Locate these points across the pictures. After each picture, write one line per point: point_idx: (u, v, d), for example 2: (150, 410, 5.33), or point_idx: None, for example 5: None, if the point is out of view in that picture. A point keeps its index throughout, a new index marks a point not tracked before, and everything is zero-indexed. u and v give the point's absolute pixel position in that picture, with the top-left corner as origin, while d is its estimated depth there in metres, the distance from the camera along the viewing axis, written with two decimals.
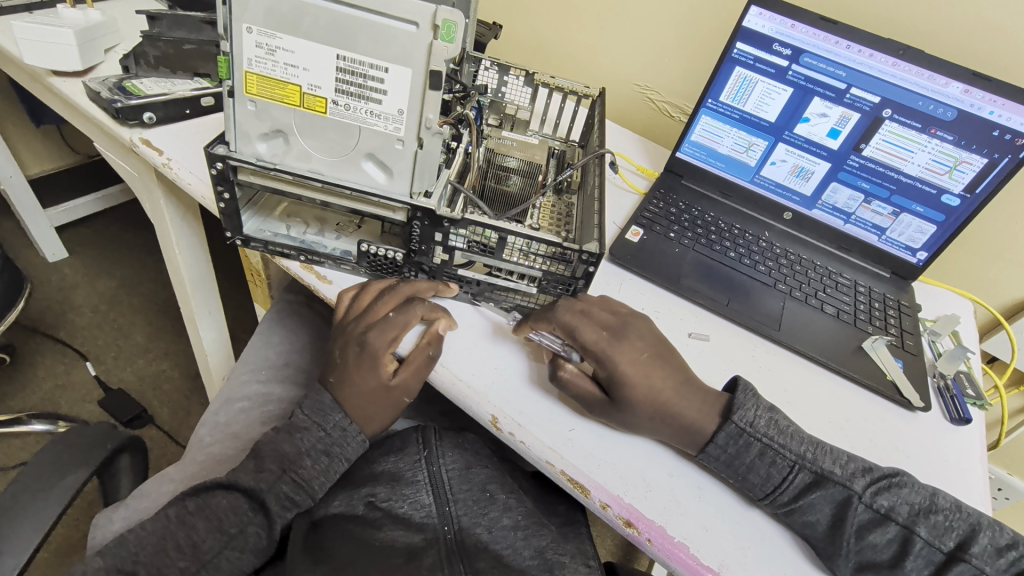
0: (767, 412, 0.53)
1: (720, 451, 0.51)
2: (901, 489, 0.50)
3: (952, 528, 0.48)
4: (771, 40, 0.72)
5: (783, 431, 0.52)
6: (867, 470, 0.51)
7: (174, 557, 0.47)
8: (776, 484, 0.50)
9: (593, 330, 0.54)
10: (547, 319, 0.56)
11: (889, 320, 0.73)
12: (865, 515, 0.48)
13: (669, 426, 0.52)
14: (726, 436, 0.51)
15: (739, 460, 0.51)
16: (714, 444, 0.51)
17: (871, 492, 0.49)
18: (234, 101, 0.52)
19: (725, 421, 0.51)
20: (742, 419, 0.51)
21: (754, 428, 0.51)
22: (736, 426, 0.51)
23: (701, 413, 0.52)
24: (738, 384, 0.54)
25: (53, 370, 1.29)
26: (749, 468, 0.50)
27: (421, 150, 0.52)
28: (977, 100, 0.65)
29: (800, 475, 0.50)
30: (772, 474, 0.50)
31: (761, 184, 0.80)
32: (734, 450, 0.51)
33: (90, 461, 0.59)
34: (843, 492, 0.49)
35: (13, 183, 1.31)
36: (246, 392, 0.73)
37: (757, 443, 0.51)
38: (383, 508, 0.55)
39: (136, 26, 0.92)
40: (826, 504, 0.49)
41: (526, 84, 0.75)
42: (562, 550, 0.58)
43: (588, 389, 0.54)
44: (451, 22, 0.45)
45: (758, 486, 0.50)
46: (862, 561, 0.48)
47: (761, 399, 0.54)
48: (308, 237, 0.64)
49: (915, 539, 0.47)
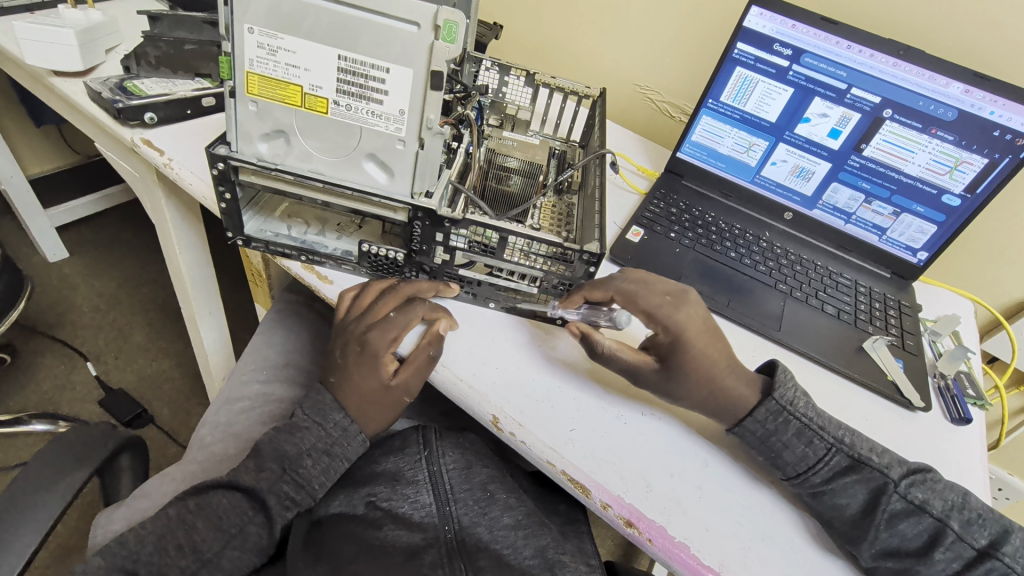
0: (806, 397, 0.53)
1: (757, 426, 0.51)
2: (936, 484, 0.50)
3: (984, 526, 0.48)
4: (772, 40, 0.72)
5: (822, 415, 0.52)
6: (903, 462, 0.51)
7: (174, 557, 0.47)
8: (811, 464, 0.50)
9: (644, 307, 0.54)
10: (604, 287, 0.55)
11: (889, 320, 0.73)
12: (899, 504, 0.48)
13: (704, 405, 0.53)
14: (766, 411, 0.51)
15: (775, 437, 0.51)
16: (753, 418, 0.51)
17: (908, 482, 0.49)
18: (236, 101, 0.52)
19: (766, 398, 0.52)
20: (783, 397, 0.52)
21: (794, 407, 0.52)
22: (777, 403, 0.51)
23: (746, 388, 0.52)
24: (777, 367, 0.54)
25: (53, 370, 1.29)
26: (785, 446, 0.51)
27: (422, 150, 0.52)
28: (978, 100, 0.65)
29: (836, 458, 0.50)
30: (808, 453, 0.50)
31: (762, 184, 0.80)
32: (773, 426, 0.51)
33: (91, 461, 0.59)
34: (880, 479, 0.49)
35: (14, 183, 1.30)
36: (246, 392, 0.73)
37: (797, 421, 0.51)
38: (383, 508, 0.55)
39: (137, 26, 0.92)
40: (861, 488, 0.49)
41: (527, 84, 0.75)
42: (563, 548, 0.58)
43: (633, 359, 0.54)
44: (452, 22, 0.46)
45: (791, 465, 0.51)
46: (888, 547, 0.48)
47: (800, 384, 0.54)
48: (309, 237, 0.64)
49: (948, 532, 0.47)
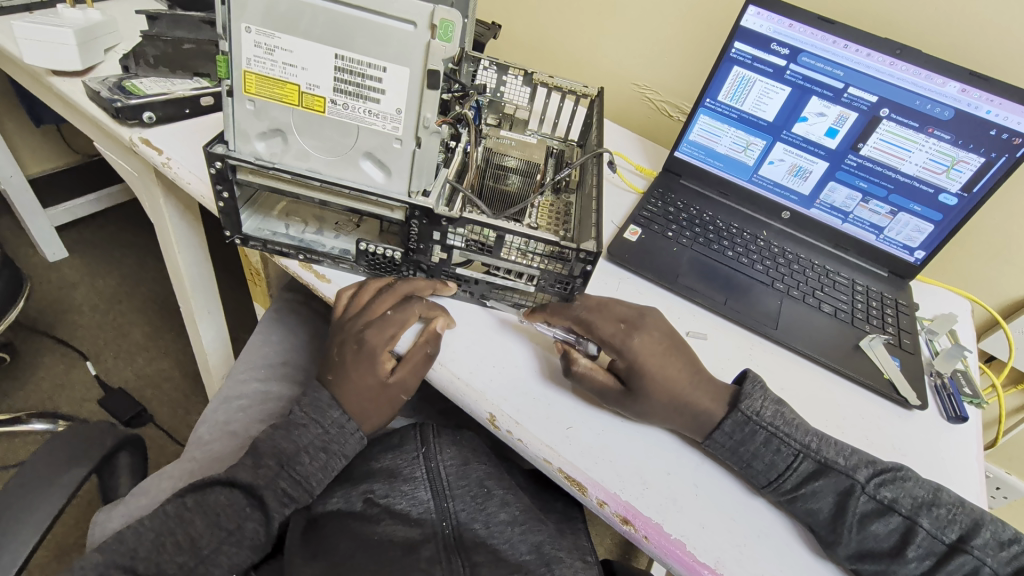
0: (775, 404, 0.54)
1: (726, 438, 0.52)
2: (905, 482, 0.50)
3: (955, 522, 0.48)
4: (770, 39, 0.72)
5: (789, 423, 0.52)
6: (871, 463, 0.51)
7: (172, 553, 0.47)
8: (781, 471, 0.51)
9: (611, 323, 0.55)
10: (564, 315, 0.57)
11: (886, 319, 0.73)
12: (867, 505, 0.49)
13: (684, 416, 0.53)
14: (732, 423, 0.52)
15: (744, 447, 0.51)
16: (721, 430, 0.52)
17: (875, 483, 0.49)
18: (234, 101, 0.52)
19: (732, 410, 0.52)
20: (749, 408, 0.52)
21: (761, 417, 0.52)
22: (743, 414, 0.52)
23: (711, 401, 0.53)
24: (747, 376, 0.55)
25: (53, 369, 1.29)
26: (754, 455, 0.51)
27: (419, 149, 0.52)
28: (975, 100, 0.65)
29: (804, 464, 0.51)
30: (776, 461, 0.51)
31: (760, 183, 0.80)
32: (740, 437, 0.52)
33: (89, 459, 0.59)
34: (847, 482, 0.50)
35: (13, 183, 1.30)
36: (245, 390, 0.73)
37: (764, 431, 0.51)
38: (382, 504, 0.56)
39: (136, 26, 0.92)
40: (830, 493, 0.50)
41: (525, 83, 0.75)
42: (560, 544, 0.58)
43: (601, 380, 0.54)
44: (448, 22, 0.46)
45: (762, 474, 0.51)
46: (864, 550, 0.48)
47: (770, 391, 0.55)
48: (307, 237, 0.64)
49: (918, 530, 0.48)
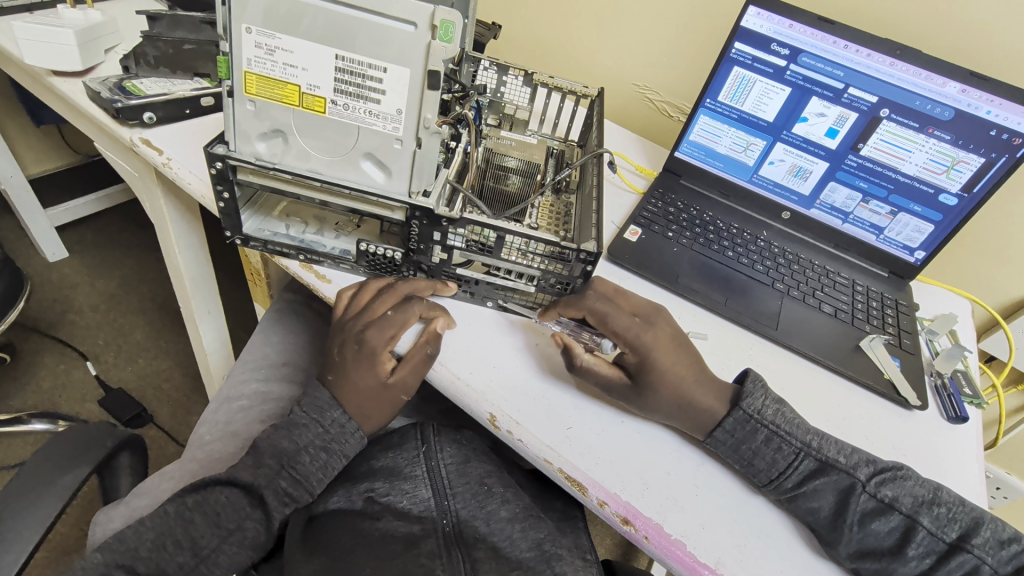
0: (776, 403, 0.54)
1: (727, 436, 0.52)
2: (905, 481, 0.50)
3: (955, 521, 0.49)
4: (770, 40, 0.72)
5: (790, 421, 0.52)
6: (872, 461, 0.51)
7: (173, 553, 0.47)
8: (781, 470, 0.51)
9: (626, 316, 0.54)
10: (577, 306, 0.56)
11: (886, 319, 0.73)
12: (868, 503, 0.49)
13: (684, 416, 0.53)
14: (733, 421, 0.52)
15: (745, 445, 0.52)
16: (722, 429, 0.52)
17: (876, 482, 0.50)
18: (234, 101, 0.52)
19: (734, 408, 0.52)
20: (750, 406, 0.52)
21: (762, 415, 0.52)
22: (744, 412, 0.52)
23: (714, 400, 0.53)
24: (748, 375, 0.55)
25: (53, 369, 1.29)
26: (755, 454, 0.51)
27: (420, 149, 0.52)
28: (975, 100, 0.65)
29: (805, 462, 0.51)
30: (777, 459, 0.51)
31: (760, 183, 0.80)
32: (741, 435, 0.52)
33: (90, 459, 0.59)
34: (848, 480, 0.50)
35: (13, 183, 1.30)
36: (246, 390, 0.73)
37: (765, 429, 0.52)
38: (382, 502, 0.56)
39: (137, 26, 0.92)
40: (830, 491, 0.50)
41: (525, 83, 0.75)
42: (560, 542, 0.58)
43: (606, 373, 0.54)
44: (449, 22, 0.46)
45: (763, 472, 0.51)
46: (864, 548, 0.48)
47: (771, 390, 0.55)
48: (307, 237, 0.64)
49: (918, 528, 0.48)
